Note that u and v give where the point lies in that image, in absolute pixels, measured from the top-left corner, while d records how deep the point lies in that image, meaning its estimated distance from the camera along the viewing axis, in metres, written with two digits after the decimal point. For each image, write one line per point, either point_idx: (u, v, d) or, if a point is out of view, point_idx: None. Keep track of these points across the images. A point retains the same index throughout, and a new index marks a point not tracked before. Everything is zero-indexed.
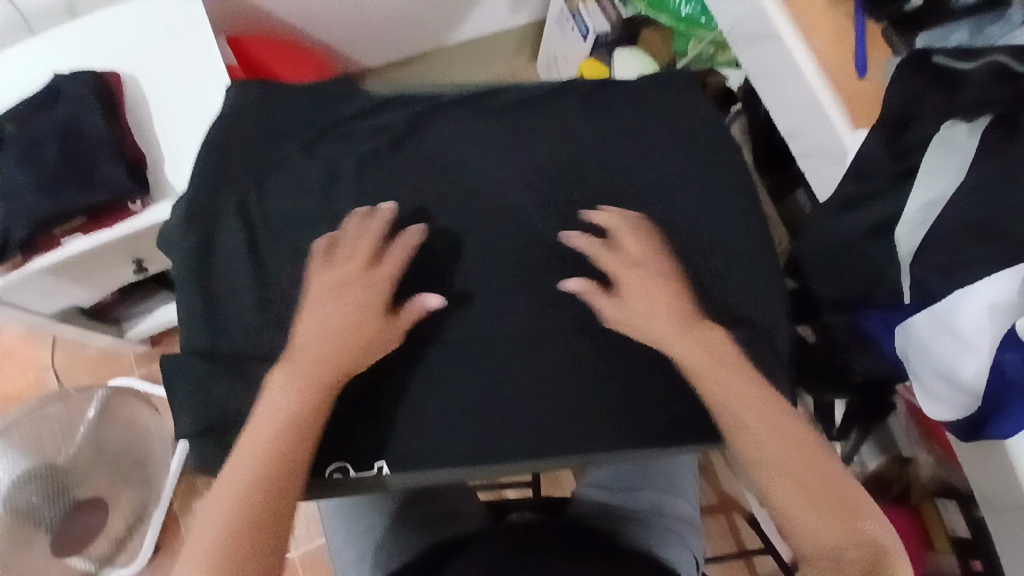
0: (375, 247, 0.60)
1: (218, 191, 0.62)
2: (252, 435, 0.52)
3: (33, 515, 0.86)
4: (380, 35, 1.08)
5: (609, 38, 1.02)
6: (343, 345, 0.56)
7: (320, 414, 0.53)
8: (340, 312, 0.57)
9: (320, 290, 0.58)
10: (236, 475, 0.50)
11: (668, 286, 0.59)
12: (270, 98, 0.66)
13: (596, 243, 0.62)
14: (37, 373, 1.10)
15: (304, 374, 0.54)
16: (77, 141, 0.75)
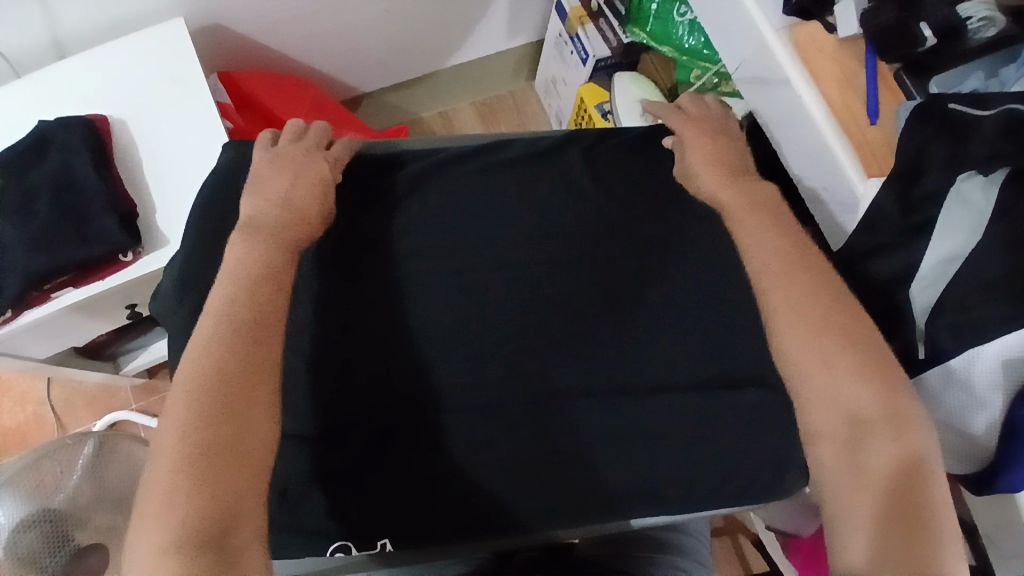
0: (320, 136, 0.68)
1: (214, 253, 0.62)
2: (200, 331, 0.51)
3: (33, 561, 0.83)
4: (375, 61, 1.06)
5: (608, 63, 1.00)
6: (299, 202, 0.61)
7: (274, 292, 0.55)
8: (296, 183, 0.62)
9: (267, 181, 0.63)
10: (192, 369, 0.49)
11: (716, 128, 0.69)
12: (267, 156, 0.65)
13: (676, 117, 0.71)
14: (34, 409, 1.08)
15: (255, 259, 0.56)
16: (70, 193, 0.74)
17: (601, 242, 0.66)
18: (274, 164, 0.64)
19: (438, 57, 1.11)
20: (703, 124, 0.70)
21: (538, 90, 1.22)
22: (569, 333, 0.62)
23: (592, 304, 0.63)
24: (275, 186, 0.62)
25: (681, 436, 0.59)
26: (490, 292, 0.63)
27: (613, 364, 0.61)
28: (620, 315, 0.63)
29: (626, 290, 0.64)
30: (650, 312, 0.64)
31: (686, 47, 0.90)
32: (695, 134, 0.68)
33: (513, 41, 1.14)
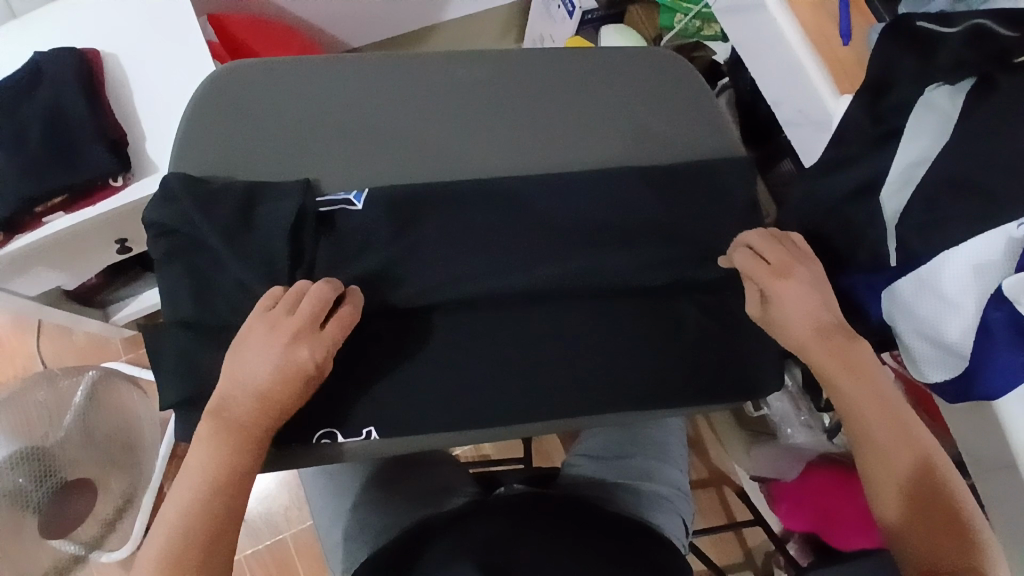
0: (320, 304, 0.55)
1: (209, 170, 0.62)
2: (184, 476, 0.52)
3: (20, 497, 0.84)
4: (363, 17, 1.07)
5: (595, 15, 1.03)
6: (271, 390, 0.52)
7: (254, 449, 0.53)
8: (271, 369, 0.52)
9: (239, 365, 0.53)
10: (171, 517, 0.50)
11: (801, 279, 0.57)
12: (263, 74, 0.64)
13: (749, 261, 0.58)
14: (24, 362, 1.07)
15: (235, 422, 0.52)
16: (62, 122, 0.74)
17: (582, 159, 0.67)
18: (248, 332, 0.54)
19: (426, 13, 1.12)
20: (789, 281, 0.56)
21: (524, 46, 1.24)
22: (550, 243, 0.64)
23: (572, 215, 0.64)
24: (238, 369, 0.53)
25: (652, 335, 0.62)
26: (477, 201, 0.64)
27: (592, 271, 0.63)
28: (601, 226, 0.64)
29: (605, 202, 0.65)
30: (628, 224, 0.64)
31: None
32: (763, 276, 0.57)
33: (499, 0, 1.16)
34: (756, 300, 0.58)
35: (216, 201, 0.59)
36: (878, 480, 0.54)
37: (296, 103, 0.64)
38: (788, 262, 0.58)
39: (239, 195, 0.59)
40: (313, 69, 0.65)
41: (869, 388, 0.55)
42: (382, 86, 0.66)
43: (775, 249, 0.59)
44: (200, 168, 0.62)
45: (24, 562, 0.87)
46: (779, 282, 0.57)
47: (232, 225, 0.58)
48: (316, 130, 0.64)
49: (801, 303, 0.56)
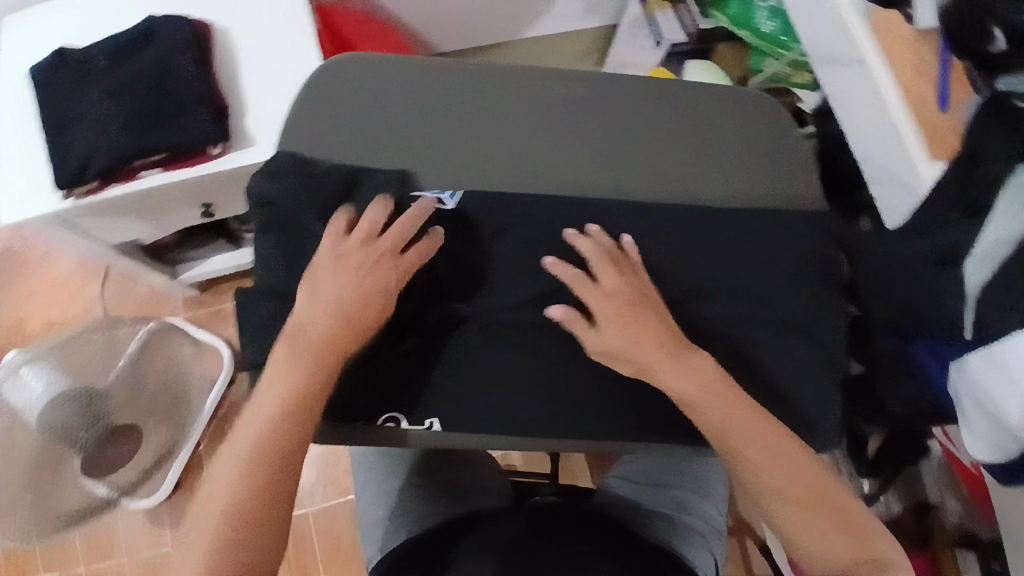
0: (400, 234, 0.62)
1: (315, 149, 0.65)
2: (228, 456, 0.55)
3: (66, 432, 0.88)
4: (456, 22, 1.09)
5: (682, 49, 1.02)
6: (357, 307, 0.59)
7: (300, 411, 0.56)
8: (354, 289, 0.59)
9: (330, 293, 0.59)
10: (219, 492, 0.53)
11: (638, 307, 0.61)
12: (375, 67, 0.68)
13: (579, 279, 0.62)
14: (84, 305, 1.13)
15: (284, 390, 0.56)
16: (167, 81, 0.77)
17: (672, 189, 0.67)
18: (331, 257, 0.60)
19: (517, 26, 1.14)
20: (637, 314, 0.60)
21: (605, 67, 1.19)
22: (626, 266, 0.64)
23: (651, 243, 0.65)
24: (317, 296, 0.59)
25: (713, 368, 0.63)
26: (560, 214, 0.65)
27: (663, 300, 0.64)
28: (677, 257, 0.65)
29: (684, 233, 0.65)
30: (705, 259, 0.65)
31: (762, 32, 0.89)
32: (596, 298, 0.61)
33: (588, 23, 1.17)
34: (588, 330, 0.60)
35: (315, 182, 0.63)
36: (809, 542, 0.55)
37: (403, 97, 0.66)
38: (620, 283, 0.61)
39: (342, 181, 0.63)
40: (407, 73, 0.67)
41: (784, 456, 0.56)
42: (477, 95, 0.67)
43: (613, 275, 0.61)
44: (308, 148, 0.65)
45: (56, 497, 0.88)
46: (622, 309, 0.60)
47: (330, 209, 0.63)
48: (409, 129, 0.66)
49: (643, 331, 0.60)
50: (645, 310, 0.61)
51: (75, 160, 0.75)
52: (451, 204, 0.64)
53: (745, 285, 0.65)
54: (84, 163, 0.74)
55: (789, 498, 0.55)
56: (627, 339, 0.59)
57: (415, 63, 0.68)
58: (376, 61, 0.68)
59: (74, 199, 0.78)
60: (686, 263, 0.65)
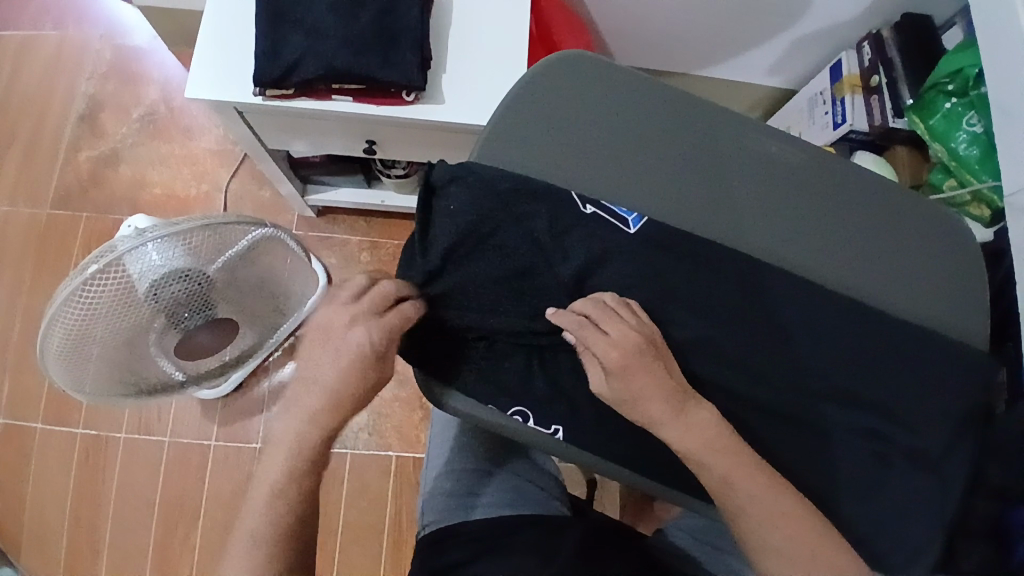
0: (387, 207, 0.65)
1: (518, 141, 0.67)
2: (268, 474, 0.58)
3: (170, 310, 0.86)
4: (646, 40, 1.09)
5: (861, 138, 1.01)
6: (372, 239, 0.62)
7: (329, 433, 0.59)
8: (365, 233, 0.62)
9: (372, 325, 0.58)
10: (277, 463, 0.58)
11: (645, 356, 0.57)
12: (600, 78, 0.68)
13: (585, 328, 0.58)
14: (208, 190, 1.18)
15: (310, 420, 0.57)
16: (390, 20, 0.79)
17: (845, 283, 0.67)
18: None
19: (699, 62, 1.13)
20: (644, 361, 0.57)
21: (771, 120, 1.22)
22: (780, 343, 0.64)
23: (813, 327, 0.65)
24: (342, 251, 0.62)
25: (826, 466, 0.63)
26: (730, 270, 0.65)
27: (808, 387, 0.64)
28: (829, 349, 0.65)
29: (849, 330, 0.65)
30: (858, 360, 0.65)
31: (958, 153, 0.87)
32: (604, 349, 0.57)
33: (767, 80, 1.17)
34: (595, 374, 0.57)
35: (509, 168, 0.66)
36: None
37: (617, 119, 0.68)
38: (636, 336, 0.58)
39: (525, 181, 0.64)
40: (591, 92, 0.68)
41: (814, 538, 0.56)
42: (676, 131, 0.68)
43: (616, 323, 0.58)
44: (513, 141, 0.67)
45: (138, 359, 0.90)
46: (629, 364, 0.56)
47: (522, 199, 0.64)
48: (604, 147, 0.67)
49: (650, 382, 0.56)
50: (645, 360, 0.57)
51: (283, 62, 0.76)
52: (634, 228, 0.65)
53: (886, 399, 0.64)
54: (290, 68, 0.76)
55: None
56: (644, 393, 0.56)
57: (600, 82, 0.68)
58: (560, 74, 0.68)
59: (264, 99, 0.80)
60: (835, 360, 0.64)
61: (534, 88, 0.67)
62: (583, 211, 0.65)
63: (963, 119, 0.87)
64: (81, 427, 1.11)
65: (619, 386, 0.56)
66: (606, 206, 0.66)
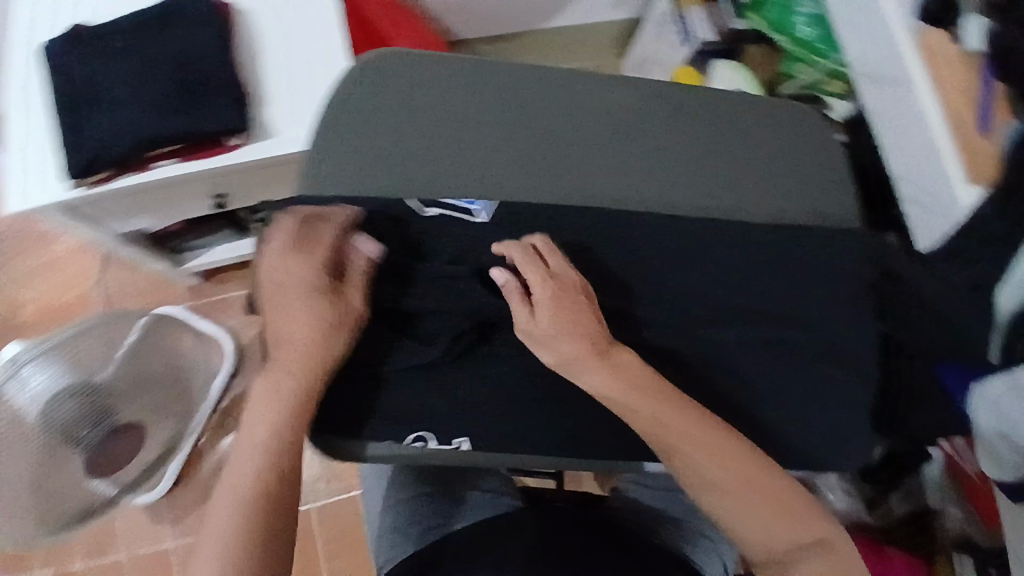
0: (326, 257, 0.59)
1: (346, 163, 0.63)
2: (218, 529, 0.54)
3: (70, 431, 0.85)
4: (479, 9, 1.05)
5: (712, 48, 0.99)
6: (315, 334, 0.58)
7: (286, 470, 0.57)
8: (307, 326, 0.58)
9: (287, 345, 0.58)
10: (231, 504, 0.55)
11: (576, 291, 0.59)
12: (411, 74, 0.65)
13: (518, 253, 0.60)
14: (83, 288, 1.10)
15: (281, 419, 0.57)
16: (190, 67, 0.75)
17: (714, 203, 0.66)
18: (272, 293, 0.59)
19: (539, 16, 1.10)
20: (575, 291, 0.59)
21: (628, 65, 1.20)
22: (663, 281, 0.64)
23: (689, 258, 0.63)
24: (279, 315, 0.59)
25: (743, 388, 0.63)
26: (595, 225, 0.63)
27: (701, 316, 0.63)
28: (712, 273, 0.64)
29: (726, 249, 0.64)
30: (743, 275, 0.64)
31: (799, 38, 0.90)
32: (537, 279, 0.58)
33: (614, 14, 1.14)
34: (522, 307, 0.59)
35: (337, 191, 0.62)
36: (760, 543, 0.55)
37: (443, 110, 0.64)
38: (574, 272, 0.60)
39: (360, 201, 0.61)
40: (408, 91, 0.64)
41: (767, 480, 0.56)
42: (506, 104, 0.65)
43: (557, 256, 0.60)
44: (341, 163, 0.63)
45: (62, 487, 0.87)
46: (562, 293, 0.58)
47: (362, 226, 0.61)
48: (429, 139, 0.64)
49: (579, 311, 0.58)
50: (580, 298, 0.59)
51: (89, 146, 0.72)
52: (483, 217, 0.62)
53: (781, 303, 0.64)
54: (97, 151, 0.71)
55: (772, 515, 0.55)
56: (570, 332, 0.57)
57: (414, 77, 0.65)
58: (369, 82, 0.64)
59: (85, 189, 0.74)
60: (721, 281, 0.64)
61: (337, 102, 0.64)
62: (424, 216, 0.62)
63: (795, 5, 0.89)
64: (31, 571, 1.05)
65: (552, 344, 0.58)
66: (452, 201, 0.63)
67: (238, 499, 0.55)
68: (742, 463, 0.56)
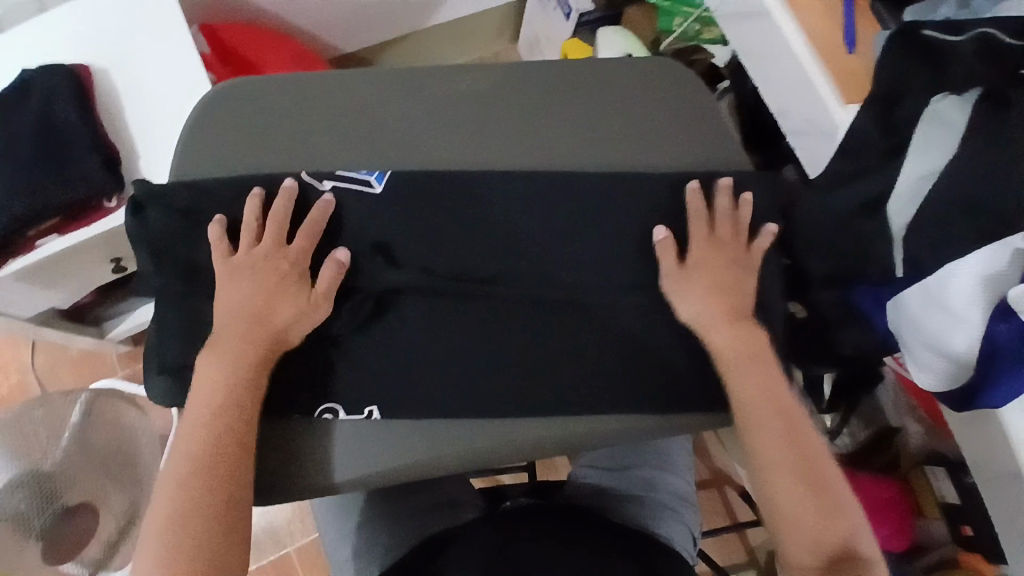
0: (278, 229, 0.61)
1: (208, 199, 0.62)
2: (176, 460, 0.54)
3: (22, 522, 0.82)
4: (355, 21, 1.04)
5: (593, 17, 0.99)
6: (269, 296, 0.59)
7: (242, 410, 0.56)
8: (255, 288, 0.59)
9: (239, 299, 0.59)
10: (188, 439, 0.54)
11: (727, 255, 0.63)
12: (259, 96, 0.67)
13: (702, 205, 0.64)
14: (17, 377, 1.08)
15: (233, 363, 0.57)
16: (53, 134, 0.72)
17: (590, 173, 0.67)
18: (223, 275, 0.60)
19: (420, 17, 1.10)
20: (726, 255, 0.63)
21: (521, 49, 1.24)
22: (557, 258, 0.64)
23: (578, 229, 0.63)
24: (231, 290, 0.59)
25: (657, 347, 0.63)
26: (478, 217, 0.64)
27: (600, 285, 0.63)
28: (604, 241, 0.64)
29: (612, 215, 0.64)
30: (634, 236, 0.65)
31: None
32: (701, 232, 0.64)
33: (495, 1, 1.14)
34: (674, 261, 0.62)
35: (201, 233, 0.62)
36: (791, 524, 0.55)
37: (296, 119, 0.66)
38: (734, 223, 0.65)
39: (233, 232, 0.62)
40: (258, 108, 0.66)
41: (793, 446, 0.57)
42: (365, 111, 0.67)
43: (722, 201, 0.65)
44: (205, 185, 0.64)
45: None
46: (710, 247, 0.63)
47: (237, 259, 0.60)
48: (288, 164, 0.65)
49: (721, 266, 0.63)
50: (728, 243, 0.64)
51: None
52: (380, 185, 0.63)
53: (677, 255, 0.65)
54: None
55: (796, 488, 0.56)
56: (716, 282, 0.62)
57: (263, 96, 0.67)
58: (218, 108, 0.66)
59: None
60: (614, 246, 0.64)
61: (190, 149, 0.65)
62: (321, 187, 0.63)
63: None
64: None
65: (684, 297, 0.62)
66: (334, 219, 0.63)
67: (197, 432, 0.54)
68: (781, 436, 0.57)
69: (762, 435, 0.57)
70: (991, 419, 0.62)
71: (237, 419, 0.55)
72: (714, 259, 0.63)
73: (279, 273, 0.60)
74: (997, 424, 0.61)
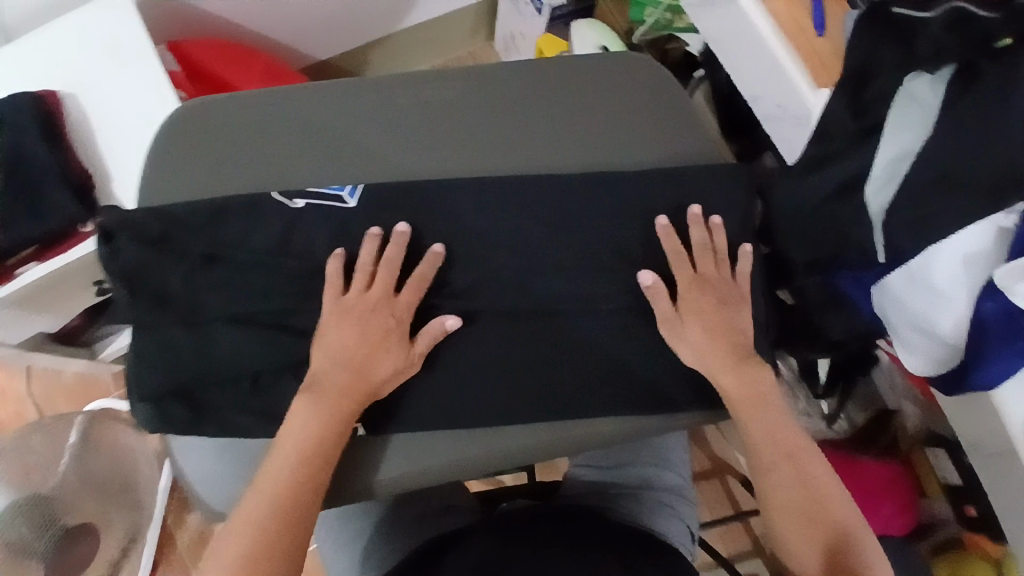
0: (389, 277, 0.61)
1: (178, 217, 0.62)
2: (253, 497, 0.55)
3: (23, 550, 0.84)
4: (325, 30, 1.04)
5: (565, 11, 0.99)
6: (366, 344, 0.59)
7: (324, 459, 0.56)
8: (354, 330, 0.59)
9: (338, 338, 0.59)
10: (274, 476, 0.55)
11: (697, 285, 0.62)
12: (226, 112, 0.66)
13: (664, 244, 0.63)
14: (15, 405, 1.09)
15: (325, 408, 0.57)
16: (24, 165, 0.72)
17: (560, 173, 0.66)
18: (334, 316, 0.60)
19: (391, 20, 1.09)
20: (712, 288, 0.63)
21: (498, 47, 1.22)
22: (528, 260, 0.63)
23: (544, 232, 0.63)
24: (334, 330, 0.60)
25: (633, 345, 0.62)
26: (445, 224, 0.63)
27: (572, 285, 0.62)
28: (575, 241, 0.63)
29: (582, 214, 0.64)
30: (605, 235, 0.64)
31: None
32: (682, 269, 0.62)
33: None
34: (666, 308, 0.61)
35: (168, 256, 0.62)
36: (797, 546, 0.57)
37: (264, 131, 0.66)
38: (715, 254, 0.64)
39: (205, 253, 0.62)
40: (227, 122, 0.66)
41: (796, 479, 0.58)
42: (328, 120, 0.66)
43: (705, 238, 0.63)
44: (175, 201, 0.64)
45: None
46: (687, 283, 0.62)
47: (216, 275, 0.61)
48: (251, 184, 0.64)
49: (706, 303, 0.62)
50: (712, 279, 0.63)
51: None
52: (353, 200, 0.63)
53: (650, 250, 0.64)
54: None
55: (799, 517, 0.58)
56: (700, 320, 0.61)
57: (232, 109, 0.66)
58: (189, 124, 0.66)
59: None
60: (587, 245, 0.63)
61: (156, 170, 0.65)
62: (292, 207, 0.62)
63: None
64: None
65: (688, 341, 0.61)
66: (301, 233, 0.62)
67: (281, 472, 0.55)
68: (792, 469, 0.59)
69: (772, 464, 0.59)
70: (980, 400, 0.61)
71: (318, 467, 0.56)
72: (704, 302, 0.62)
73: (387, 321, 0.60)
74: (985, 405, 0.60)
